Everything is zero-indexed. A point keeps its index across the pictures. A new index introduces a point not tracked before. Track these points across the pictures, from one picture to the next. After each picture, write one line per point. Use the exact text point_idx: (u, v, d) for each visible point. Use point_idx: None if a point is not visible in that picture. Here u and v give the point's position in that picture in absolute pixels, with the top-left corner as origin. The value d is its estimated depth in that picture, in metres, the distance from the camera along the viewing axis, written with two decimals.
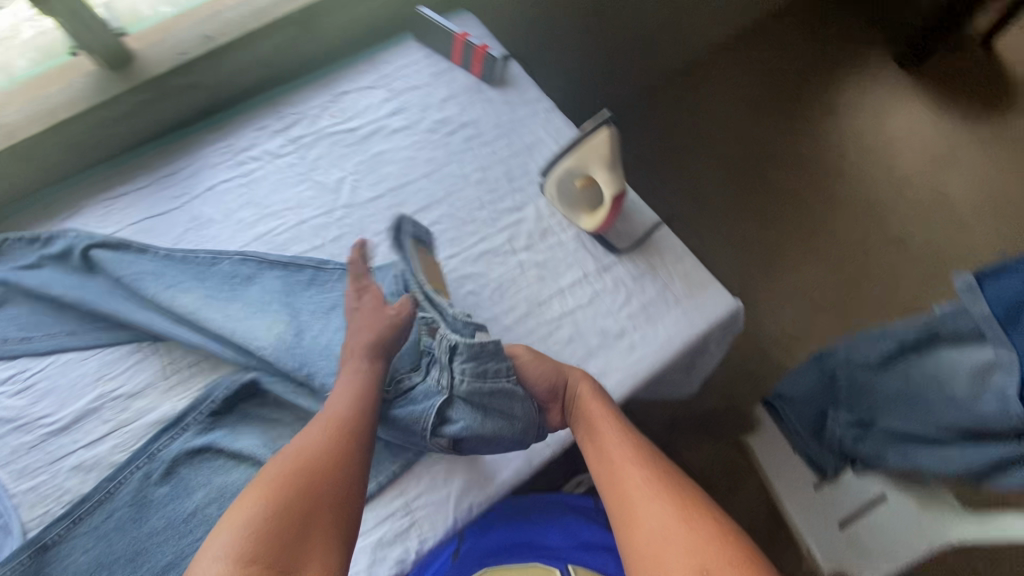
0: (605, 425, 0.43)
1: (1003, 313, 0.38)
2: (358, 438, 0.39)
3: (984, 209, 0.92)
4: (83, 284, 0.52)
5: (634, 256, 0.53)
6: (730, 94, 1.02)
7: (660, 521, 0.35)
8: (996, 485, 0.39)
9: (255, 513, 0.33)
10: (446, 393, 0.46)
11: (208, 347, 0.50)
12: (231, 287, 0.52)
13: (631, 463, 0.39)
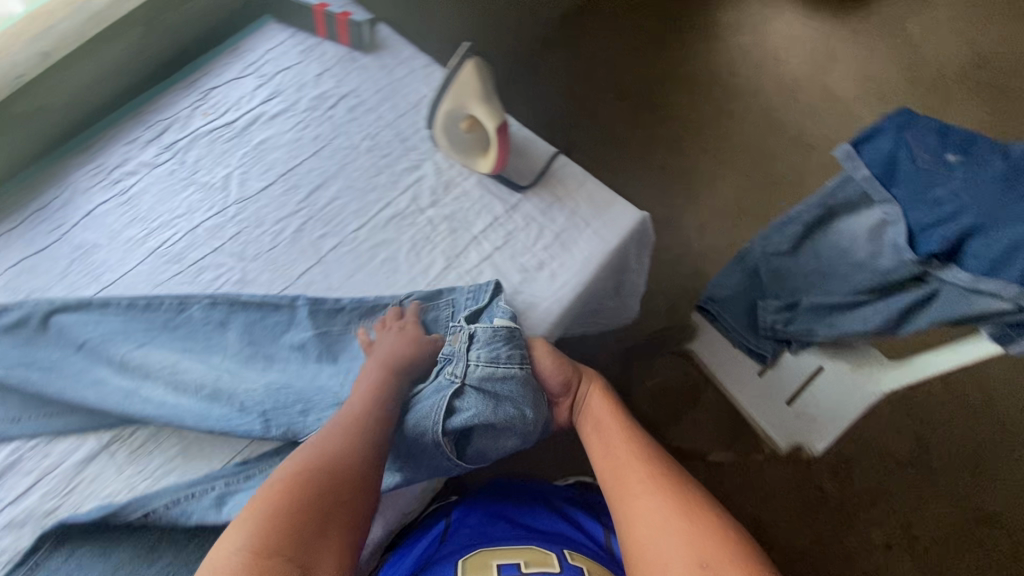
0: (610, 439, 0.51)
1: (881, 173, 0.60)
2: (376, 435, 0.43)
3: (862, 95, 1.21)
4: (37, 355, 0.51)
5: (538, 189, 0.53)
6: (640, 40, 1.23)
7: (660, 523, 0.42)
8: (915, 322, 0.63)
9: (272, 507, 0.37)
10: (457, 381, 0.45)
11: (130, 365, 0.50)
12: (208, 339, 0.51)
13: (630, 473, 0.47)
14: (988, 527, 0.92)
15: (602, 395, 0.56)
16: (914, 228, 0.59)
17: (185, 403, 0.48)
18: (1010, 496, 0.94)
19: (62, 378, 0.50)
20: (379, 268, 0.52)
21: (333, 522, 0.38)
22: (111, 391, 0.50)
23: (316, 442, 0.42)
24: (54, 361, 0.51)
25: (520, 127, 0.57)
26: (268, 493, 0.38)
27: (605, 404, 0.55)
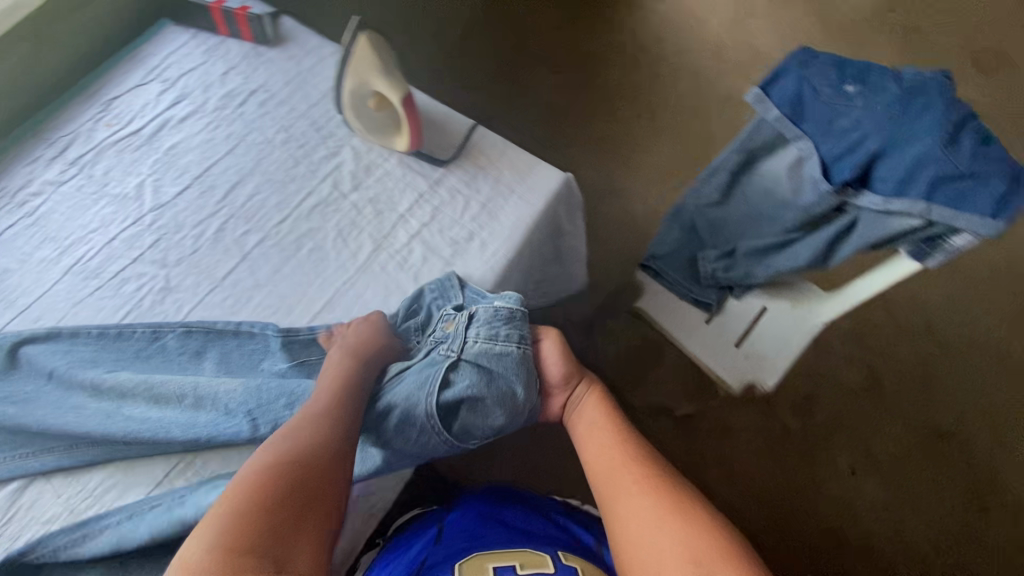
0: (603, 444, 0.53)
1: (791, 110, 0.62)
2: (348, 430, 0.43)
3: (781, 46, 1.25)
4: (10, 389, 0.49)
5: (460, 162, 0.53)
6: (560, 19, 1.25)
7: (655, 526, 0.45)
8: (838, 252, 0.66)
9: (250, 503, 0.36)
10: (452, 356, 0.45)
11: (79, 388, 0.48)
12: (182, 367, 0.49)
13: (624, 478, 0.49)
14: (941, 440, 0.98)
15: (594, 395, 0.58)
16: (827, 160, 0.61)
17: (168, 416, 0.46)
18: (959, 409, 1.00)
19: (35, 410, 0.48)
20: (307, 259, 0.51)
21: (306, 519, 0.37)
22: (89, 414, 0.47)
23: (284, 440, 0.41)
24: (28, 395, 0.49)
25: (435, 104, 0.57)
26: (237, 494, 0.37)
27: (598, 406, 0.57)
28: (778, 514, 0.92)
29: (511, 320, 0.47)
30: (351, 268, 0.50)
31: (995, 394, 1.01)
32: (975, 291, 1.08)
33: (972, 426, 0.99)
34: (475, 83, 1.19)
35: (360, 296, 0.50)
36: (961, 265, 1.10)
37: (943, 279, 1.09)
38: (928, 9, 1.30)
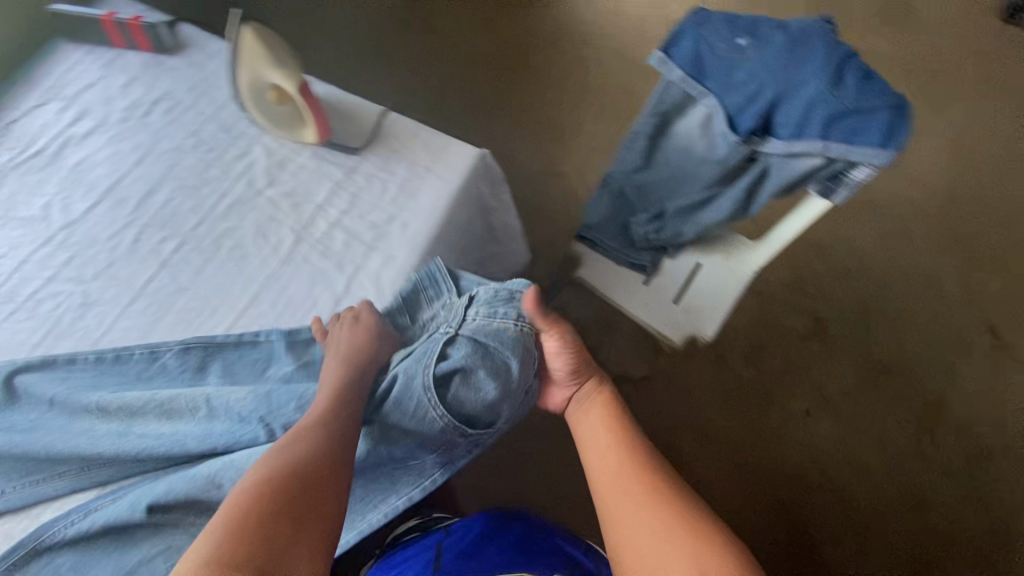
0: (608, 452, 0.49)
1: (692, 70, 0.65)
2: (346, 437, 0.42)
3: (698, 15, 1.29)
4: (13, 420, 0.47)
5: (373, 148, 0.54)
6: (480, 13, 1.28)
7: (666, 546, 0.42)
8: (758, 200, 0.70)
9: (256, 510, 0.37)
10: (451, 331, 0.46)
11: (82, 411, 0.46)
12: (187, 380, 0.47)
13: (633, 490, 0.46)
14: (886, 371, 1.03)
15: (601, 396, 0.54)
16: (731, 113, 0.64)
17: (181, 430, 0.44)
18: (898, 340, 1.05)
19: (37, 436, 0.46)
20: (227, 259, 0.51)
21: (302, 531, 0.37)
22: (97, 438, 0.45)
23: (282, 450, 0.41)
24: (28, 425, 0.47)
25: (344, 96, 0.58)
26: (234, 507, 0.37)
27: (604, 409, 0.53)
28: (740, 461, 0.96)
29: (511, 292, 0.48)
30: (274, 263, 0.50)
31: (931, 322, 1.07)
32: (901, 229, 1.14)
33: (913, 354, 1.04)
34: (407, 83, 1.21)
35: (286, 289, 0.50)
36: (887, 206, 1.16)
37: (872, 221, 1.15)
38: None
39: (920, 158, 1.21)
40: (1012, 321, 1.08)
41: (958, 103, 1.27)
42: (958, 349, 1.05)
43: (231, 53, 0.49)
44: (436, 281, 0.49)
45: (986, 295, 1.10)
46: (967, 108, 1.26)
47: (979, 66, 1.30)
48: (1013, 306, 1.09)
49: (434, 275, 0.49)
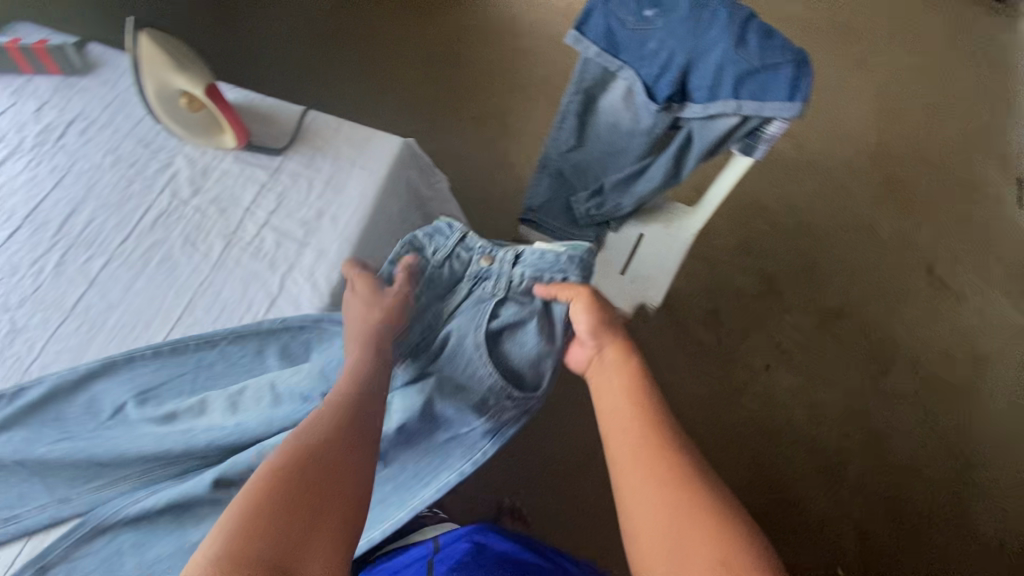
0: (622, 412, 0.46)
1: (607, 46, 0.67)
2: (371, 426, 0.42)
3: None
4: (78, 425, 0.48)
5: (297, 147, 0.57)
6: (412, 13, 1.29)
7: (683, 520, 0.38)
8: (686, 166, 0.72)
9: (268, 502, 0.35)
10: (499, 293, 0.55)
11: (154, 404, 0.49)
12: (247, 368, 0.49)
13: (651, 454, 0.42)
14: (836, 318, 1.09)
15: (619, 350, 0.51)
16: (648, 83, 0.67)
17: (241, 421, 0.46)
18: (845, 288, 1.12)
19: (105, 442, 0.47)
20: (156, 271, 0.52)
21: (322, 521, 0.36)
22: (167, 434, 0.47)
23: (301, 436, 0.39)
24: (91, 434, 0.48)
25: (264, 99, 0.60)
26: (252, 497, 0.35)
27: (623, 367, 0.49)
28: (708, 420, 1.01)
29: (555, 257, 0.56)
30: (205, 269, 0.51)
31: (871, 268, 1.14)
32: (834, 186, 1.21)
33: (858, 300, 1.11)
34: (345, 88, 1.20)
35: (220, 293, 0.51)
36: (820, 164, 1.23)
37: (808, 179, 1.21)
38: None
39: (847, 115, 1.28)
40: (942, 259, 1.16)
41: (876, 59, 1.34)
42: (897, 290, 1.12)
43: (136, 63, 0.50)
44: (438, 228, 0.57)
45: (918, 238, 1.18)
46: (884, 64, 1.34)
47: (891, 23, 1.38)
48: (943, 245, 1.17)
49: (443, 229, 0.58)
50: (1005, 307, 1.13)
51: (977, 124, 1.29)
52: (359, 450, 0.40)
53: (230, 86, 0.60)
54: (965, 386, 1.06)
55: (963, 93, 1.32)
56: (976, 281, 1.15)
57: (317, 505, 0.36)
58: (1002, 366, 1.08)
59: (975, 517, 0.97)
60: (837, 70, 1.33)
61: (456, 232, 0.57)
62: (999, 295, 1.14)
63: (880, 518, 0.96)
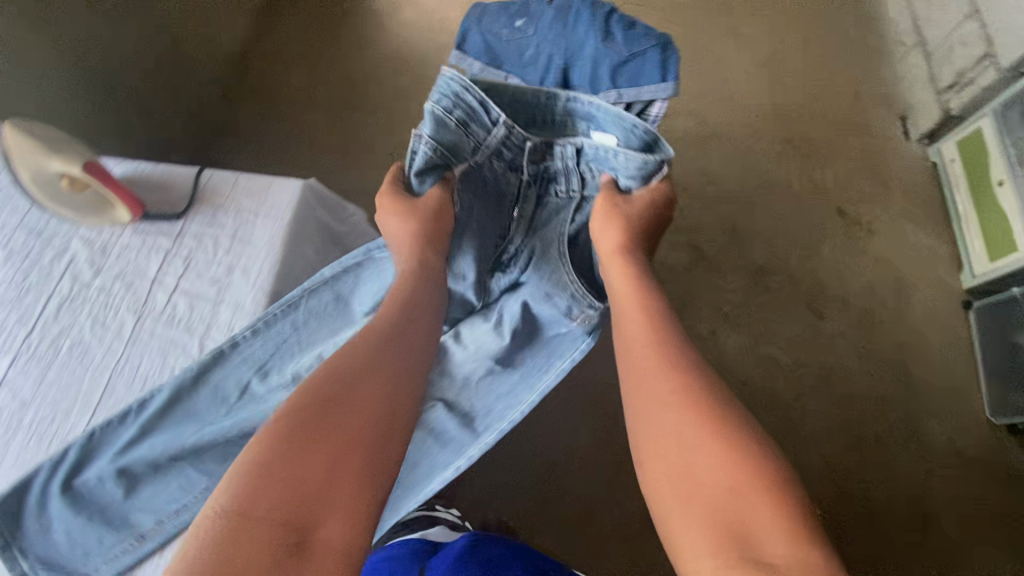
0: (639, 342, 0.52)
1: (489, 61, 0.69)
2: (399, 398, 0.45)
3: None
4: (212, 413, 0.54)
5: (196, 208, 0.59)
6: (311, 55, 1.30)
7: (689, 443, 0.43)
8: None
9: (275, 451, 0.39)
10: (576, 194, 0.67)
11: (277, 366, 0.56)
12: (334, 311, 0.58)
13: (659, 384, 0.48)
14: (766, 274, 1.16)
15: (629, 270, 0.59)
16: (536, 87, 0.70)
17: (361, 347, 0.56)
18: (769, 244, 1.19)
19: (251, 415, 0.54)
20: (69, 358, 0.53)
21: (333, 469, 0.39)
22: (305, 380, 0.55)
23: (327, 401, 0.42)
24: (226, 415, 0.55)
25: (157, 166, 0.62)
26: (278, 451, 0.39)
27: (632, 295, 0.57)
28: None
29: (610, 147, 0.60)
30: (119, 346, 0.54)
31: (790, 220, 1.22)
32: (739, 150, 1.29)
33: (783, 252, 1.18)
34: (257, 140, 1.21)
35: (137, 368, 0.53)
36: (726, 132, 1.30)
37: (718, 149, 1.28)
38: None
39: (741, 84, 1.37)
40: (851, 199, 1.25)
41: (757, 28, 1.44)
42: (817, 236, 1.20)
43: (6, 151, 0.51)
44: (469, 109, 0.59)
45: (825, 184, 1.26)
46: (764, 32, 1.44)
47: None
48: (849, 187, 1.26)
49: (484, 105, 0.58)
50: (915, 233, 1.22)
51: (857, 72, 1.40)
52: (385, 421, 0.44)
53: (117, 161, 0.62)
54: (895, 312, 1.14)
55: (839, 46, 1.43)
56: (882, 213, 1.24)
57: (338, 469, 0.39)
58: (924, 287, 1.17)
59: (927, 435, 1.04)
60: (725, 43, 1.42)
61: (492, 114, 0.59)
62: (907, 223, 1.23)
63: (842, 454, 1.02)
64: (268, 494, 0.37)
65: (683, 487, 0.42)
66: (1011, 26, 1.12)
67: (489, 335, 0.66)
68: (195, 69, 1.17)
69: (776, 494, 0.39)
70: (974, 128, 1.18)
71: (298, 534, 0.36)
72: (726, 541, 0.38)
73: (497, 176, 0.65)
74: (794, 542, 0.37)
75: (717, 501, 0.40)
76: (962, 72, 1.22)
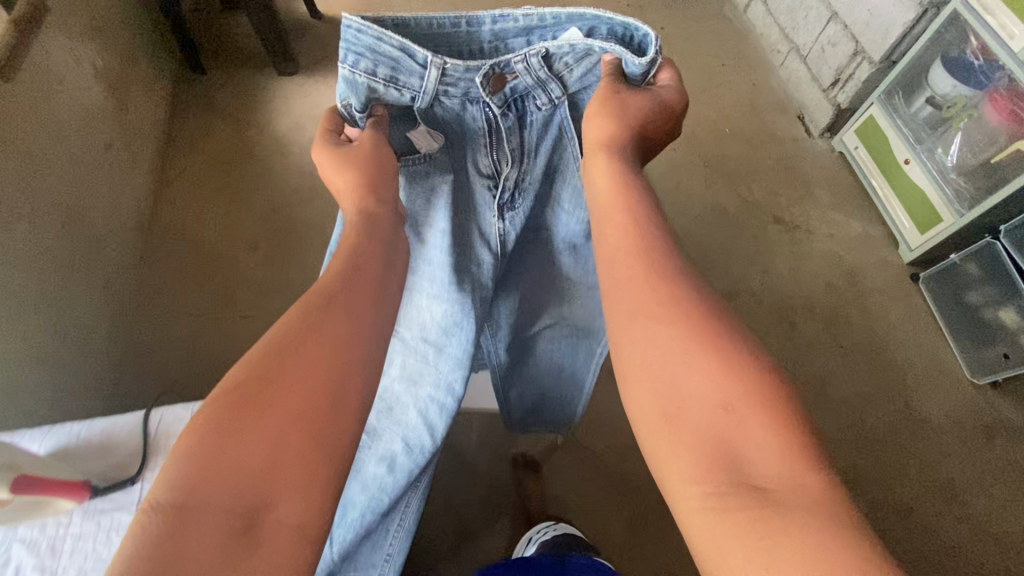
0: (618, 282, 0.43)
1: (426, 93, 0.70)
2: (348, 364, 0.42)
3: None
4: (381, 442, 0.73)
5: (153, 458, 0.54)
6: (228, 194, 1.26)
7: (677, 354, 0.38)
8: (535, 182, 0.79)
9: (203, 439, 0.36)
10: (565, 93, 0.59)
11: (396, 385, 0.73)
12: (415, 330, 0.71)
13: (644, 292, 0.42)
14: (734, 296, 1.19)
15: (611, 159, 0.52)
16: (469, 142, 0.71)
17: (428, 347, 0.71)
18: (725, 269, 1.22)
19: (389, 436, 0.73)
20: None
21: (283, 454, 0.37)
22: (413, 388, 0.73)
23: (266, 376, 0.39)
24: (381, 441, 0.73)
25: (95, 421, 0.57)
26: (213, 434, 0.36)
27: (618, 188, 0.49)
28: None
29: (575, 43, 0.55)
30: None
31: (738, 239, 1.26)
32: (672, 183, 1.33)
33: (741, 274, 1.21)
34: (191, 305, 1.13)
35: None
36: (653, 173, 1.34)
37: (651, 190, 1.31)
38: None
39: None
40: (783, 205, 1.31)
41: None
42: (764, 249, 1.25)
43: None
44: (398, 57, 0.55)
45: (756, 197, 1.32)
46: None
47: None
48: (777, 195, 1.33)
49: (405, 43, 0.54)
50: (847, 222, 1.29)
51: (749, 87, 1.50)
52: (338, 388, 0.40)
53: (42, 435, 0.56)
54: (856, 299, 1.19)
55: (724, 67, 1.53)
56: (813, 210, 1.31)
57: (286, 448, 0.37)
58: (872, 268, 1.23)
59: (928, 414, 1.07)
60: None
61: (428, 67, 0.55)
62: (838, 214, 1.30)
63: (857, 454, 1.04)
64: (212, 480, 0.34)
65: (673, 410, 0.37)
66: (871, 24, 1.21)
67: (542, 274, 0.77)
68: (110, 248, 1.07)
69: (777, 412, 0.34)
70: (867, 117, 1.28)
71: (246, 518, 0.34)
72: (712, 466, 0.34)
73: (457, 115, 0.60)
74: (791, 460, 0.33)
75: (708, 419, 0.36)
76: (840, 69, 1.32)
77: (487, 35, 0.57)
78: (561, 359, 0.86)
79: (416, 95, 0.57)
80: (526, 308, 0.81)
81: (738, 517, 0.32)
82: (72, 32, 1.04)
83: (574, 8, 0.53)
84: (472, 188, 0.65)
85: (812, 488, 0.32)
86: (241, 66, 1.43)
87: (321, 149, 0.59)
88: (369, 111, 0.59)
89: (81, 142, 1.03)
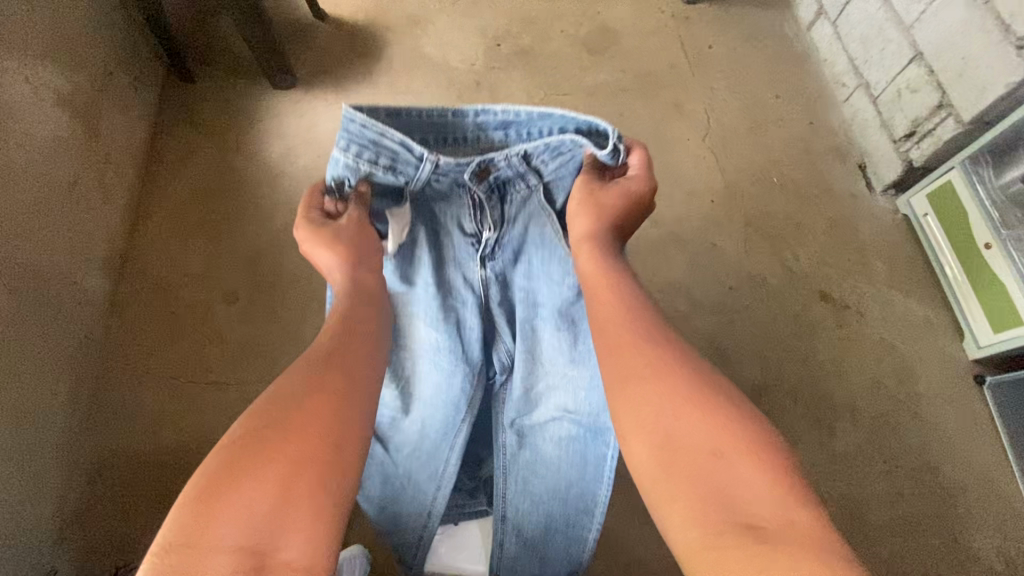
0: (627, 374, 0.52)
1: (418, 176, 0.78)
2: (351, 408, 0.50)
3: None
4: (388, 436, 0.78)
5: None
6: (209, 231, 1.15)
7: (668, 413, 0.48)
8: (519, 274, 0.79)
9: (200, 490, 0.43)
10: (542, 183, 0.69)
11: (391, 394, 0.76)
12: (410, 349, 0.74)
13: (636, 359, 0.52)
14: (766, 389, 1.05)
15: (594, 249, 0.63)
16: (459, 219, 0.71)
17: (427, 364, 0.75)
18: (758, 354, 1.08)
19: (397, 429, 0.77)
20: None
21: (288, 498, 0.43)
22: (412, 402, 0.76)
23: (268, 427, 0.46)
24: (386, 432, 0.78)
25: None
26: (223, 483, 0.43)
27: (600, 277, 0.61)
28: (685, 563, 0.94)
29: (543, 145, 0.65)
30: None
31: (776, 317, 1.11)
32: (706, 245, 1.17)
33: (777, 363, 1.07)
34: (166, 363, 1.05)
35: None
36: (684, 231, 1.18)
37: (681, 252, 1.16)
38: (523, 30, 1.39)
39: (688, 167, 1.25)
40: (833, 279, 1.14)
41: (690, 97, 1.32)
42: (806, 331, 1.09)
43: None
44: (396, 152, 0.64)
45: (801, 266, 1.15)
46: (699, 99, 1.32)
47: (690, 54, 1.37)
48: (826, 264, 1.16)
49: (401, 141, 0.63)
50: (905, 304, 1.12)
51: (804, 125, 1.30)
52: (334, 438, 0.47)
53: None
54: (905, 401, 1.04)
55: (778, 99, 1.33)
56: (867, 286, 1.14)
57: (288, 495, 0.43)
58: (928, 364, 1.07)
59: (975, 547, 0.95)
60: (662, 119, 1.30)
61: (422, 162, 0.64)
62: (896, 292, 1.13)
63: None
64: (221, 525, 0.41)
65: (670, 462, 0.46)
66: (965, 74, 1.01)
67: (534, 344, 0.74)
68: (73, 300, 0.98)
69: (754, 455, 0.44)
70: (944, 182, 1.08)
71: (256, 558, 0.41)
72: (709, 508, 0.43)
73: (444, 192, 0.69)
74: (775, 492, 0.43)
75: (702, 468, 0.45)
76: (918, 120, 1.12)
77: (471, 124, 0.68)
78: (562, 456, 0.77)
79: (408, 179, 0.66)
80: (526, 377, 0.75)
81: (734, 553, 0.41)
82: (30, 53, 0.91)
83: (544, 111, 0.65)
84: (455, 245, 0.72)
85: (798, 523, 0.41)
86: (232, 75, 1.29)
87: (307, 227, 0.67)
88: (355, 187, 0.67)
89: (42, 183, 0.92)
